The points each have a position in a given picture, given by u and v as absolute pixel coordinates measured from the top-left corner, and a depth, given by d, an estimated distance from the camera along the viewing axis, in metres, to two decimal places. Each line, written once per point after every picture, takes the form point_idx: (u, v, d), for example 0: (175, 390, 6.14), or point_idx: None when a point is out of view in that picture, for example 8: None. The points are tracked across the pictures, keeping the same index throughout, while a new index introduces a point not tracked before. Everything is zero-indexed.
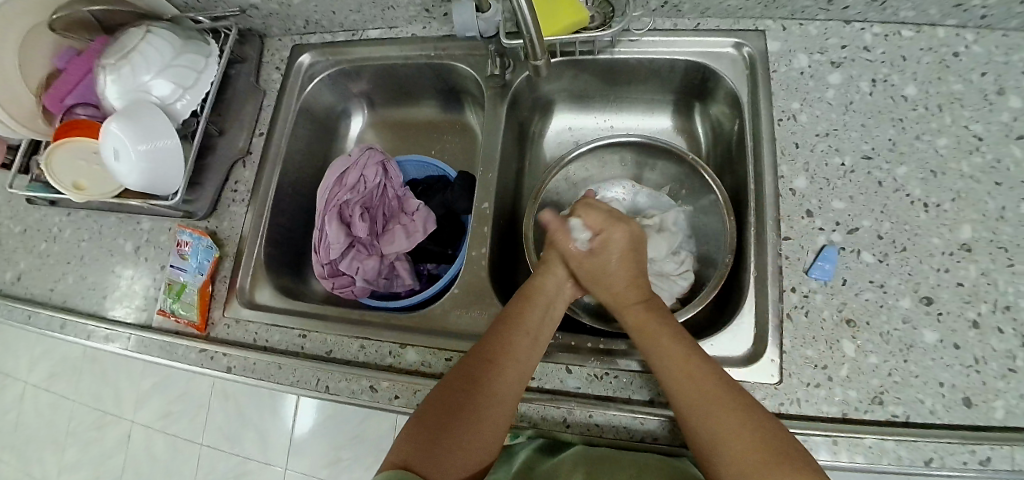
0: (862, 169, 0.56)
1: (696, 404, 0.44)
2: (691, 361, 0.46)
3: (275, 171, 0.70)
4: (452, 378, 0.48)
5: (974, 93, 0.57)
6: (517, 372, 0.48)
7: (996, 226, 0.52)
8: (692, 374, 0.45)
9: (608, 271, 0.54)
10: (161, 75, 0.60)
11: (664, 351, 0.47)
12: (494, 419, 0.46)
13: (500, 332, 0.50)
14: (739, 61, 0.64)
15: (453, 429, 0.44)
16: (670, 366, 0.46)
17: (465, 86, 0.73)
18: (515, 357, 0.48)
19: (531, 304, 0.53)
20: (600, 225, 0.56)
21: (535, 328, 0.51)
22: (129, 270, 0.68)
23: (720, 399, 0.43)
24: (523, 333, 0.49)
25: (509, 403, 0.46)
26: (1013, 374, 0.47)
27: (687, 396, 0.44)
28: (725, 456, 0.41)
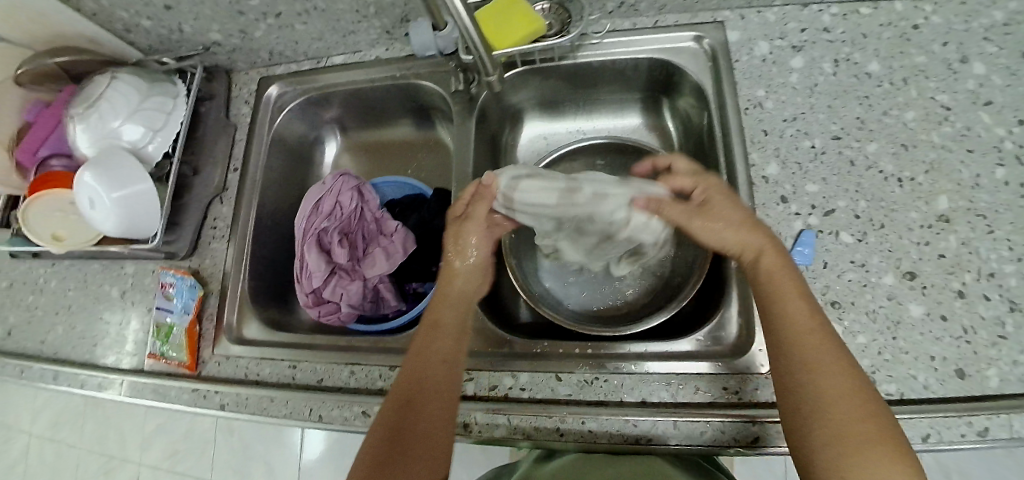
0: (833, 149, 0.56)
1: (810, 371, 0.41)
2: (818, 330, 0.42)
3: (253, 204, 0.70)
4: (386, 403, 0.48)
5: (937, 64, 0.57)
6: (443, 383, 0.48)
7: (972, 194, 0.52)
8: (825, 345, 0.42)
9: (719, 212, 0.49)
10: (131, 119, 0.60)
11: (795, 310, 0.43)
12: (431, 434, 0.45)
13: (415, 353, 0.50)
14: (699, 54, 0.64)
15: (396, 453, 0.44)
16: (796, 324, 0.43)
17: (434, 103, 0.74)
18: (431, 374, 0.48)
19: (432, 319, 0.52)
20: (691, 176, 0.53)
21: (448, 340, 0.50)
22: (116, 315, 0.68)
23: (834, 379, 0.40)
24: (434, 345, 0.50)
25: (442, 417, 0.46)
26: (1003, 342, 0.47)
27: (808, 366, 0.41)
28: (857, 434, 0.37)
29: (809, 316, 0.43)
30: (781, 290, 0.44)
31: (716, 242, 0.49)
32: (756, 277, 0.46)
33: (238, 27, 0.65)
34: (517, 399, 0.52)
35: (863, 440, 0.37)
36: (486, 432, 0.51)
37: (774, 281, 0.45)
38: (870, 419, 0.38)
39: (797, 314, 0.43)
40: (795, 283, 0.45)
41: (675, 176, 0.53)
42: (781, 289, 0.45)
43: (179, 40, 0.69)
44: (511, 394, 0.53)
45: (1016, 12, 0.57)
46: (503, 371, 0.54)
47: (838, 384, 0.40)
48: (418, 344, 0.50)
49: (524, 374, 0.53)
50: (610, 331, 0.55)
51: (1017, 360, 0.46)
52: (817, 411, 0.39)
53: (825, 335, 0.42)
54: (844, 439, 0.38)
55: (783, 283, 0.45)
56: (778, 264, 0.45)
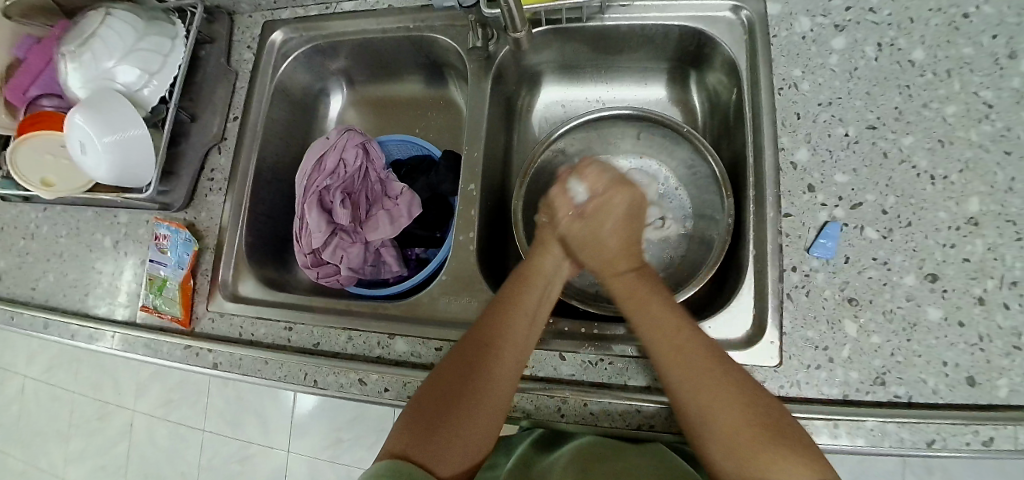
0: (866, 139, 0.53)
1: (705, 398, 0.40)
2: (706, 355, 0.42)
3: (253, 156, 0.67)
4: (441, 368, 0.46)
5: (984, 56, 0.54)
6: (512, 352, 0.46)
7: (1006, 198, 0.50)
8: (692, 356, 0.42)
9: (603, 229, 0.51)
10: (125, 60, 0.57)
11: (662, 317, 0.45)
12: (489, 405, 0.44)
13: (490, 318, 0.47)
14: (736, 26, 0.60)
15: (450, 417, 0.42)
16: (666, 351, 0.43)
17: (448, 60, 0.70)
18: (506, 339, 0.46)
19: (524, 284, 0.50)
20: (602, 184, 0.52)
21: (530, 309, 0.48)
22: (109, 266, 0.66)
23: (722, 389, 0.40)
24: (517, 312, 0.47)
25: (502, 389, 0.44)
26: (1019, 352, 0.46)
27: (687, 387, 0.41)
28: (731, 441, 0.38)
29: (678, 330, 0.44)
30: (639, 302, 0.47)
31: (600, 256, 0.52)
32: (634, 298, 0.48)
33: None
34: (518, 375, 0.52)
35: (747, 446, 0.37)
36: None
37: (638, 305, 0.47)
38: (762, 426, 0.37)
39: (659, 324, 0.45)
40: (666, 303, 0.47)
41: (610, 188, 0.52)
42: (658, 320, 0.45)
43: None
44: None
45: None
46: None
47: (712, 393, 0.40)
48: (501, 304, 0.49)
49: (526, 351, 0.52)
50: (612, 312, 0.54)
51: None
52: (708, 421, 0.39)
53: (693, 343, 0.43)
54: (721, 444, 0.38)
55: (660, 313, 0.46)
56: (630, 278, 0.50)
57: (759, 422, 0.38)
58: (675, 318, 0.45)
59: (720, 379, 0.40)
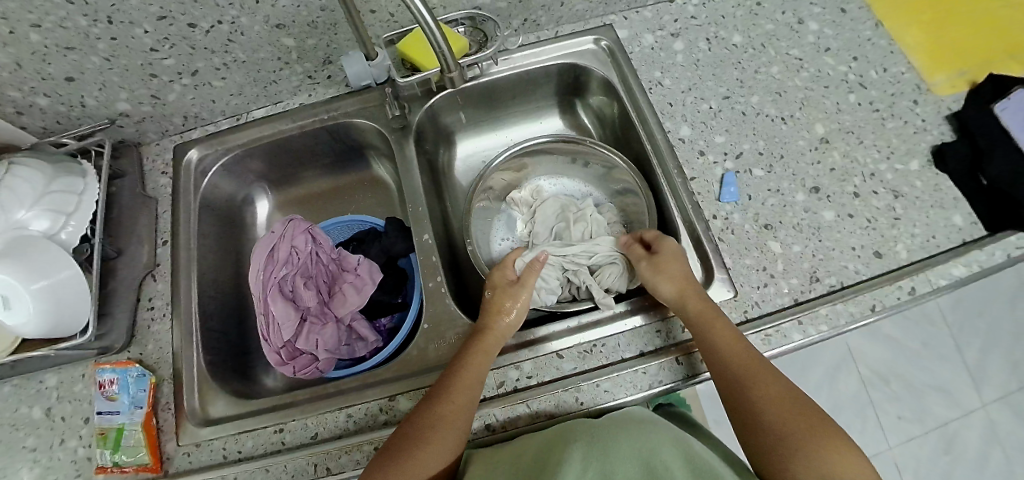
0: (726, 107, 0.66)
1: (772, 402, 0.44)
2: (755, 363, 0.47)
3: (194, 274, 0.65)
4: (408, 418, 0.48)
5: (782, 28, 0.71)
6: (462, 401, 0.47)
7: (838, 118, 0.64)
8: (754, 369, 0.47)
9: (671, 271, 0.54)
10: (36, 207, 0.55)
11: (722, 333, 0.48)
12: (439, 452, 0.45)
13: (449, 371, 0.50)
14: (598, 53, 0.74)
15: (405, 455, 0.45)
16: (741, 366, 0.46)
17: (368, 140, 0.75)
18: (459, 392, 0.48)
19: (483, 344, 0.52)
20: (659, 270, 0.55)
21: (481, 365, 0.50)
22: (43, 439, 0.58)
23: (784, 404, 0.44)
24: (468, 370, 0.49)
25: (454, 438, 0.46)
26: (899, 222, 0.57)
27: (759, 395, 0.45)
28: (793, 447, 0.41)
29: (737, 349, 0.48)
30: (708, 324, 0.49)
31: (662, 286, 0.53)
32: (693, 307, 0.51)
33: (150, 92, 0.64)
34: (527, 387, 0.53)
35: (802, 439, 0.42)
36: (508, 425, 0.51)
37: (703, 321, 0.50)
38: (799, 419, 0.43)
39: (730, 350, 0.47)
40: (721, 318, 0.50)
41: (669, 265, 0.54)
42: (723, 334, 0.48)
43: (79, 117, 0.65)
44: (520, 384, 0.53)
45: None
46: (506, 365, 0.54)
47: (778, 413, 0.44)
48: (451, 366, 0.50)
49: (527, 362, 0.54)
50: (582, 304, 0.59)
51: (913, 233, 0.57)
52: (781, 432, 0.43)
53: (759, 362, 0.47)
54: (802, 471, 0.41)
55: (727, 331, 0.49)
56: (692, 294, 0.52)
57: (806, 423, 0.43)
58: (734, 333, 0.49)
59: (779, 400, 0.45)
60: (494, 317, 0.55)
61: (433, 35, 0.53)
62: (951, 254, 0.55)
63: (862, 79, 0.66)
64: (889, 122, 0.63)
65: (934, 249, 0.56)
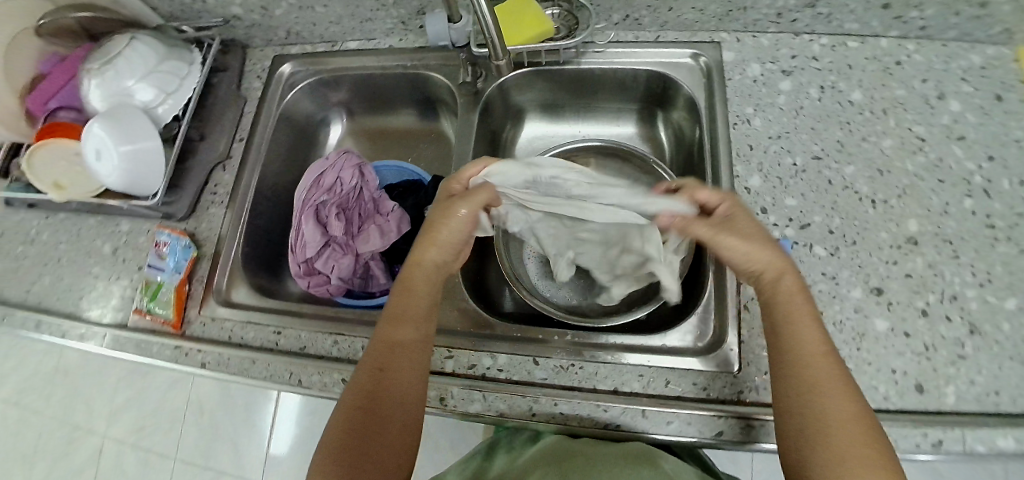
0: (813, 168, 0.59)
1: (824, 405, 0.39)
2: (829, 359, 0.41)
3: (254, 174, 0.72)
4: (353, 400, 0.45)
5: (916, 98, 0.60)
6: (409, 375, 0.46)
7: (940, 221, 0.54)
8: (827, 362, 0.41)
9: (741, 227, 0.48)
10: (144, 80, 0.63)
11: (806, 333, 0.43)
12: (398, 438, 0.45)
13: (384, 348, 0.47)
14: (695, 70, 0.68)
15: (368, 447, 0.43)
16: (818, 364, 0.41)
17: (440, 96, 0.77)
18: (399, 372, 0.46)
19: (408, 289, 0.50)
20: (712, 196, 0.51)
21: (410, 331, 0.48)
22: (107, 271, 0.69)
23: (857, 413, 0.39)
24: (399, 347, 0.47)
25: (407, 415, 0.46)
26: (961, 362, 0.50)
27: (824, 397, 0.40)
28: (829, 459, 0.37)
29: (819, 342, 0.42)
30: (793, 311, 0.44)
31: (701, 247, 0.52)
32: (775, 272, 0.46)
33: (261, 2, 0.69)
34: (494, 379, 0.53)
35: (845, 447, 0.37)
36: (462, 407, 0.52)
37: (778, 294, 0.45)
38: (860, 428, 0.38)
39: (809, 337, 0.42)
40: (799, 289, 0.45)
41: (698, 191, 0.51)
42: (801, 319, 0.44)
43: (201, 9, 0.72)
44: (488, 374, 0.54)
45: (992, 57, 0.61)
46: (483, 351, 0.55)
47: (840, 408, 0.39)
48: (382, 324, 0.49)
49: (501, 356, 0.54)
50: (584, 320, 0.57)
51: (973, 380, 0.49)
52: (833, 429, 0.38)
53: (832, 354, 0.42)
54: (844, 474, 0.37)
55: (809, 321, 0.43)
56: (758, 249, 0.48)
57: (867, 435, 0.38)
58: (818, 332, 0.43)
59: (847, 400, 0.40)
60: (421, 253, 0.51)
61: (483, 15, 0.53)
62: (1009, 419, 0.47)
63: (990, 184, 0.55)
64: (1001, 244, 0.53)
65: (991, 406, 0.48)
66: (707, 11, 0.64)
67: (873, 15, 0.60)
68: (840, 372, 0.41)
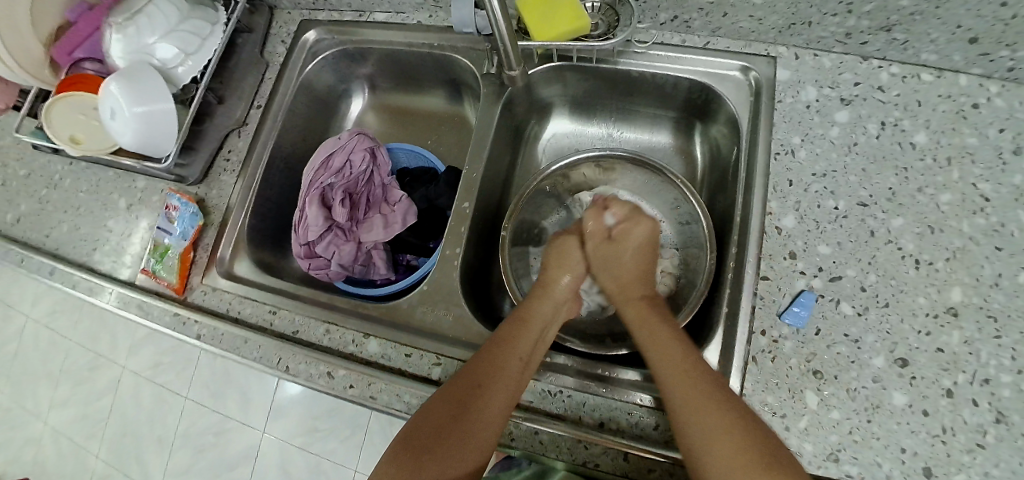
0: (856, 215, 0.52)
1: (699, 408, 0.43)
2: (692, 366, 0.46)
3: (268, 145, 0.70)
4: (439, 404, 0.47)
5: (988, 149, 0.52)
6: (507, 392, 0.47)
7: (988, 294, 0.49)
8: (690, 366, 0.46)
9: (614, 263, 0.59)
10: (164, 38, 0.61)
11: (671, 349, 0.48)
12: (477, 440, 0.46)
13: (488, 356, 0.49)
14: (743, 86, 0.61)
15: (440, 448, 0.45)
16: (671, 370, 0.46)
17: (465, 80, 0.73)
18: (503, 377, 0.48)
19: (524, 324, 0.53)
20: (624, 217, 0.62)
21: (527, 353, 0.50)
22: (122, 226, 0.71)
23: (724, 409, 0.42)
24: (511, 360, 0.49)
25: (497, 421, 0.47)
26: (980, 451, 0.46)
27: (676, 391, 0.45)
28: (710, 454, 0.41)
29: (683, 356, 0.47)
30: (640, 317, 0.54)
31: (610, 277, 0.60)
32: (621, 289, 0.58)
33: None
34: None
35: (712, 438, 0.41)
36: None
37: (637, 315, 0.54)
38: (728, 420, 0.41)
39: (671, 354, 0.48)
40: (675, 333, 0.50)
41: (615, 202, 0.63)
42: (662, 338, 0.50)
43: None
44: None
45: None
46: None
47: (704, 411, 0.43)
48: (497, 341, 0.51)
49: None
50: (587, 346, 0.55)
51: (988, 472, 0.45)
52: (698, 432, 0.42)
53: (691, 355, 0.47)
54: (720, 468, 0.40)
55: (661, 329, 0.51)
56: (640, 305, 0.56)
57: (736, 427, 0.41)
58: (674, 338, 0.49)
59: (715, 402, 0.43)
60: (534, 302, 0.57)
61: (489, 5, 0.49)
62: None
63: None
64: None
65: None
66: (766, 21, 0.57)
67: (955, 48, 0.52)
68: (715, 381, 0.45)
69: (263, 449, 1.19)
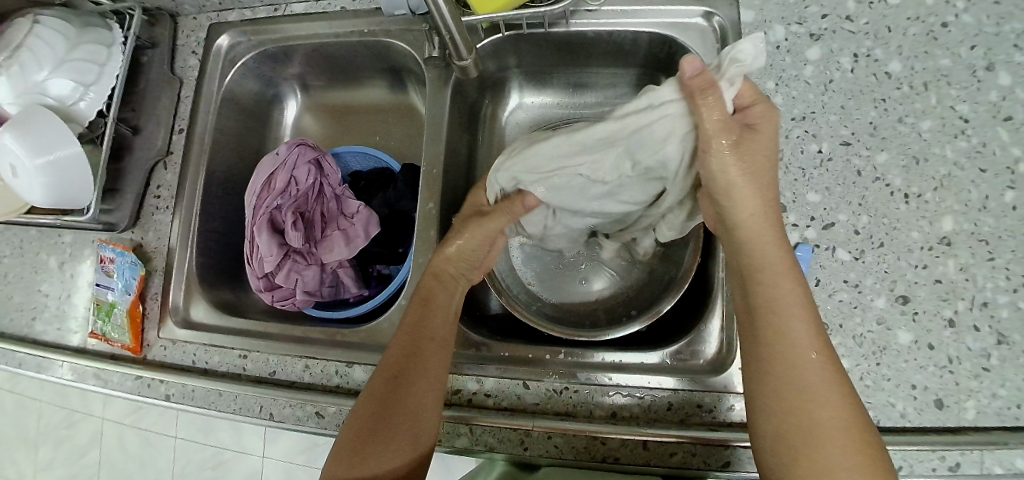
0: (839, 156, 0.51)
1: (800, 370, 0.37)
2: (827, 354, 0.37)
3: (201, 170, 0.63)
4: (366, 398, 0.45)
5: (962, 68, 0.51)
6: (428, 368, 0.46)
7: (977, 217, 0.48)
8: (810, 335, 0.37)
9: (750, 160, 0.40)
10: (56, 72, 0.53)
11: (789, 302, 0.38)
12: (423, 401, 0.44)
13: (406, 337, 0.47)
14: (707, 33, 0.57)
15: (375, 447, 0.42)
16: (782, 334, 0.38)
17: (407, 65, 0.66)
18: (422, 354, 0.46)
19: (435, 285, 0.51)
20: (749, 98, 0.41)
21: (440, 322, 0.49)
22: (55, 288, 0.63)
23: (823, 395, 0.36)
24: (437, 321, 0.48)
25: (430, 396, 0.45)
26: (986, 374, 0.45)
27: (789, 353, 0.37)
28: (806, 431, 0.35)
29: (802, 305, 0.38)
30: (774, 268, 0.40)
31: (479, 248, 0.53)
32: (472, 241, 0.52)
33: None
34: (482, 405, 0.50)
35: (819, 431, 0.35)
36: (447, 441, 0.49)
37: (762, 262, 0.40)
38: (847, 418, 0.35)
39: (790, 300, 0.38)
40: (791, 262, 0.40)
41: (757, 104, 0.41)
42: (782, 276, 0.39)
43: None
44: (476, 400, 0.50)
45: None
46: (469, 375, 0.51)
47: (806, 395, 0.36)
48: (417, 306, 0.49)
49: (490, 379, 0.50)
50: (591, 336, 0.51)
51: (995, 394, 0.45)
52: (775, 400, 0.37)
53: (812, 315, 0.38)
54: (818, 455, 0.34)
55: (767, 228, 0.41)
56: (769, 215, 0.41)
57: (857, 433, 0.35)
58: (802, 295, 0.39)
59: (836, 391, 0.36)
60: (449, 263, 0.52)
61: None
62: None
63: None
64: None
65: (1011, 421, 0.44)
66: None
67: None
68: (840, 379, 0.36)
69: (267, 475, 1.12)
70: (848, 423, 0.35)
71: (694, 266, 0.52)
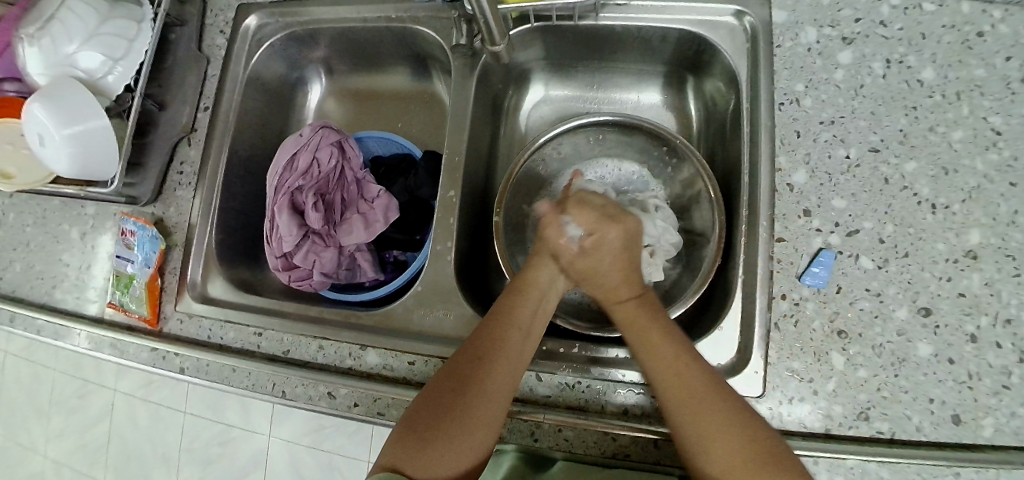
0: (867, 163, 0.50)
1: (704, 412, 0.40)
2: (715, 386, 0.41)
3: (224, 148, 0.63)
4: (432, 387, 0.43)
5: (996, 79, 0.50)
6: (506, 367, 0.44)
7: (1005, 231, 0.47)
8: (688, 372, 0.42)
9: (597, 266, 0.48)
10: (86, 44, 0.54)
11: (656, 350, 0.44)
12: (493, 408, 0.42)
13: (488, 338, 0.45)
14: (737, 32, 0.56)
15: (438, 442, 0.40)
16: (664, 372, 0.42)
17: (432, 53, 0.66)
18: (508, 359, 0.44)
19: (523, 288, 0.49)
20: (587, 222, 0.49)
21: (531, 327, 0.47)
22: (76, 259, 0.64)
23: (717, 411, 0.40)
24: (520, 320, 0.46)
25: (499, 402, 0.42)
26: (1006, 392, 0.44)
27: (679, 392, 0.41)
28: (718, 461, 0.38)
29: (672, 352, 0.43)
30: (636, 325, 0.46)
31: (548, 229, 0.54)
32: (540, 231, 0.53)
33: None
34: None
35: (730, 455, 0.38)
36: None
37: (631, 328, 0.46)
38: (751, 436, 0.38)
39: (655, 353, 0.44)
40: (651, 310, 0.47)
41: (580, 207, 0.49)
42: (649, 334, 0.45)
43: None
44: None
45: None
46: None
47: (713, 427, 0.39)
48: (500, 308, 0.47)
49: None
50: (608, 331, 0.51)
51: (1014, 412, 0.44)
52: (698, 437, 0.40)
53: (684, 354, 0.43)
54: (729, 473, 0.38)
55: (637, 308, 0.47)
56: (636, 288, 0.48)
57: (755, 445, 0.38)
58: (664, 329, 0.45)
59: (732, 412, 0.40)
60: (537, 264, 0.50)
61: None
62: None
63: None
64: None
65: None
66: None
67: None
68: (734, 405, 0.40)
69: (271, 456, 1.14)
70: (750, 442, 0.38)
71: (713, 267, 0.52)
